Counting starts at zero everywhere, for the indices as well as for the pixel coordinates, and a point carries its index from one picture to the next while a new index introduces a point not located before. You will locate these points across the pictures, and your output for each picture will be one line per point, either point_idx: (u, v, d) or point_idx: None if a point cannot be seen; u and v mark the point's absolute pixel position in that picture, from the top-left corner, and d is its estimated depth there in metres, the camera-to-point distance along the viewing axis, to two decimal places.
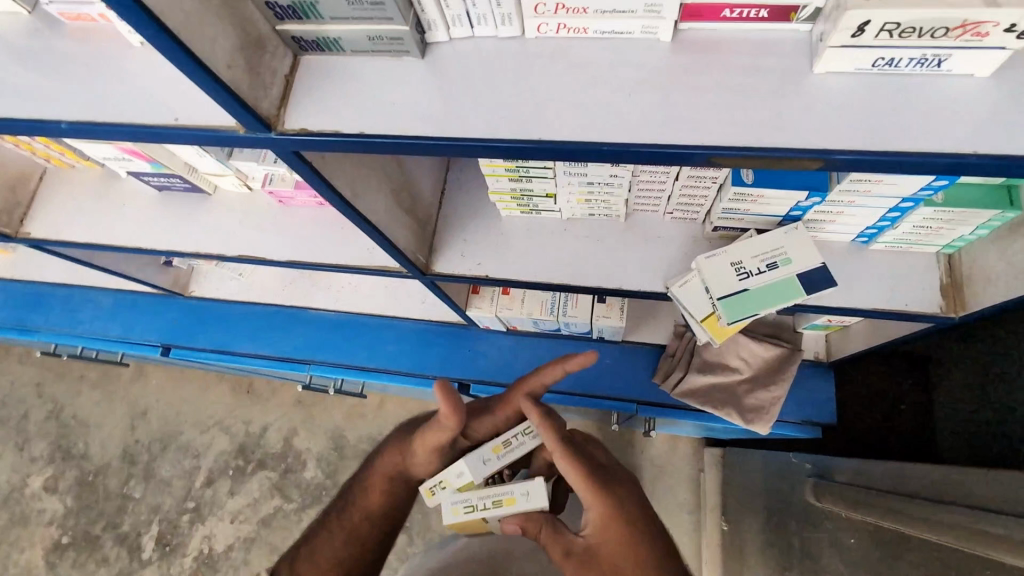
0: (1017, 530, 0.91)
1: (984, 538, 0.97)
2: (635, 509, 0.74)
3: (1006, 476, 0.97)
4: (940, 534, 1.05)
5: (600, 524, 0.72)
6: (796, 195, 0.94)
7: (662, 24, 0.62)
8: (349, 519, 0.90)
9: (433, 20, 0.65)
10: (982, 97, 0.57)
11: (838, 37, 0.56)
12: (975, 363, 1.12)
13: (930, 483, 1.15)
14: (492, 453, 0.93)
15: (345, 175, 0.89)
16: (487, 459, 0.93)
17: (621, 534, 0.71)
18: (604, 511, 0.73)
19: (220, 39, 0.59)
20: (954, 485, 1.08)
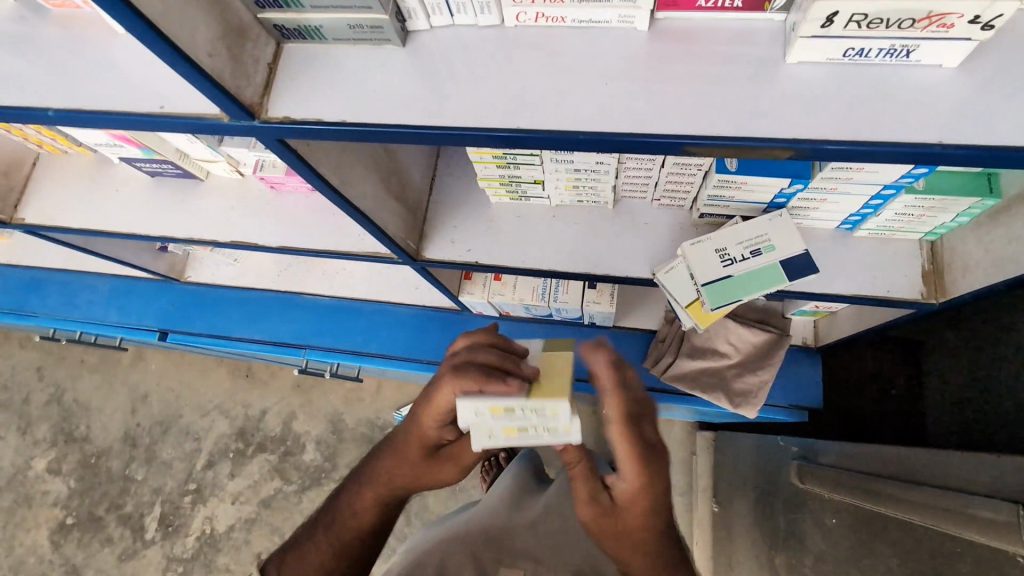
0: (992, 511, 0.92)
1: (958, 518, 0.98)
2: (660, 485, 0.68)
3: (979, 461, 1.00)
4: (919, 515, 1.07)
5: (630, 493, 0.68)
6: (779, 183, 0.95)
7: (638, 14, 0.63)
8: (330, 541, 0.75)
9: (413, 9, 0.65)
10: (946, 87, 0.58)
11: (808, 28, 0.57)
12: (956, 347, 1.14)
13: (911, 465, 1.18)
14: (492, 411, 0.71)
15: (333, 163, 0.89)
16: (483, 414, 0.71)
17: (641, 507, 0.68)
18: (641, 498, 0.68)
19: (200, 27, 0.59)
20: (935, 468, 1.10)
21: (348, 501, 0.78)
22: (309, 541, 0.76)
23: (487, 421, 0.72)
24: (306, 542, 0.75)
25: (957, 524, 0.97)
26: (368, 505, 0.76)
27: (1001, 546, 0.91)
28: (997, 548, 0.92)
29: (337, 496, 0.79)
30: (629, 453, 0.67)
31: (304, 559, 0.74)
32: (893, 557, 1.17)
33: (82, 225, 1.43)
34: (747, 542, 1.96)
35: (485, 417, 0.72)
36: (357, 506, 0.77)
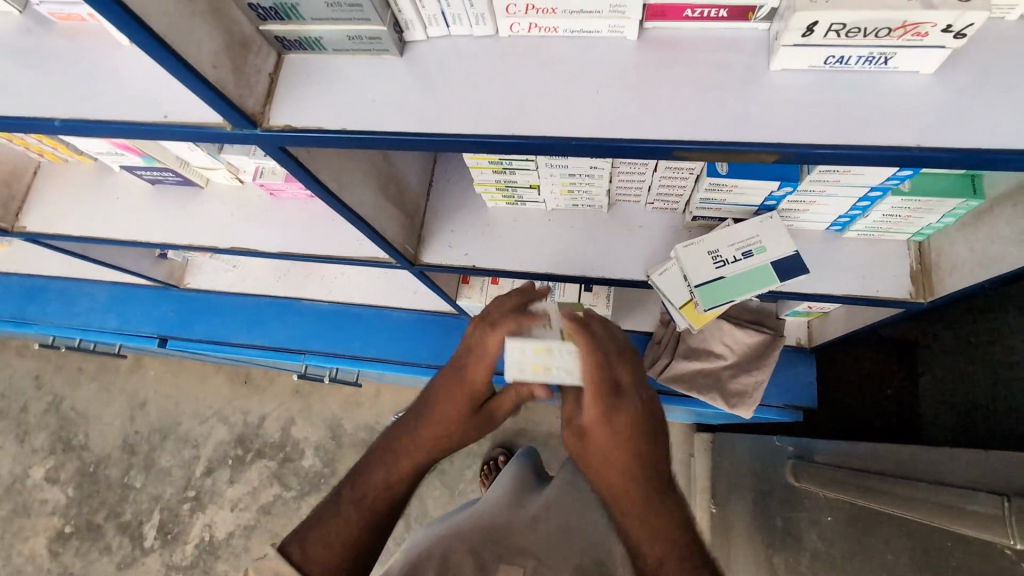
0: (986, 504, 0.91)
1: (952, 513, 0.96)
2: (626, 422, 0.71)
3: (972, 457, 1.00)
4: (912, 509, 1.06)
5: (595, 423, 0.72)
6: (768, 186, 0.97)
7: (627, 24, 0.65)
8: (363, 516, 0.70)
9: (410, 20, 0.67)
10: (923, 93, 0.61)
11: (789, 37, 0.59)
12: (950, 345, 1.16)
13: (903, 460, 1.19)
14: (535, 352, 0.77)
15: (333, 169, 0.91)
16: (525, 348, 0.77)
17: (607, 438, 0.71)
18: (606, 429, 0.71)
19: (204, 40, 0.61)
20: (928, 465, 1.11)
21: (382, 472, 0.73)
22: (337, 514, 0.69)
23: (527, 363, 0.78)
24: (335, 516, 0.69)
25: (950, 518, 0.96)
26: (405, 474, 0.74)
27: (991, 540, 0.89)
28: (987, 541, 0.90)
29: (362, 469, 0.74)
30: (595, 383, 0.73)
31: (338, 531, 0.68)
32: (888, 553, 1.17)
33: (83, 233, 1.45)
34: (745, 542, 1.97)
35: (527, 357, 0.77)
36: (393, 478, 0.73)
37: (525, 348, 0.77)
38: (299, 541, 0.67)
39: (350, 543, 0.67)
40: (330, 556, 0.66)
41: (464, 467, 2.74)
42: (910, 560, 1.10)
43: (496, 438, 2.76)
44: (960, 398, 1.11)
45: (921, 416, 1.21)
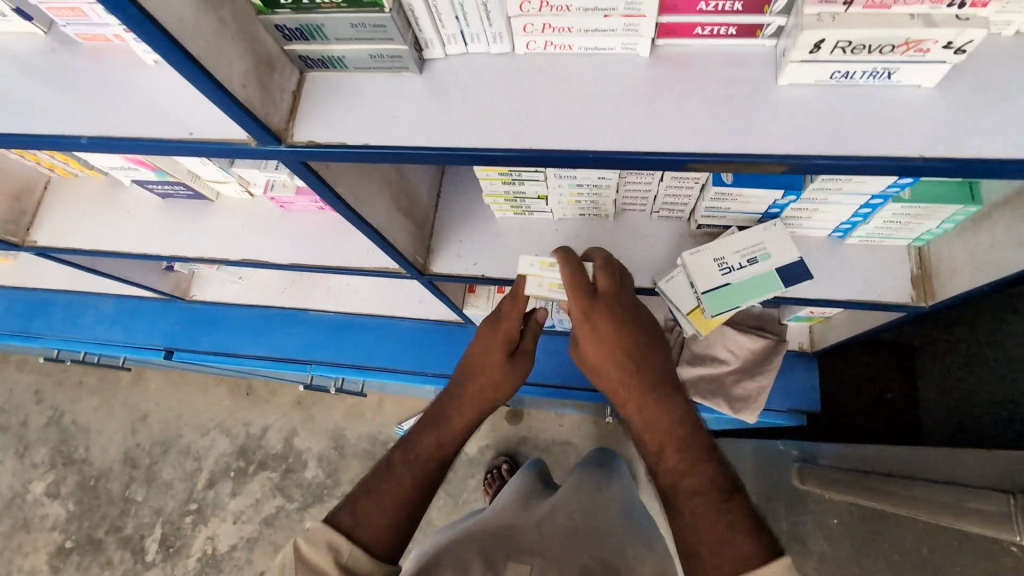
0: (990, 503, 0.91)
1: (960, 512, 0.96)
2: (605, 328, 0.88)
3: (992, 459, 1.00)
4: (917, 509, 1.06)
5: (583, 334, 0.90)
6: (773, 194, 0.99)
7: (640, 42, 0.68)
8: (411, 477, 0.85)
9: (430, 39, 0.69)
10: (925, 106, 0.63)
11: (797, 53, 0.61)
12: None
13: (910, 463, 1.19)
14: (540, 264, 1.01)
15: (349, 182, 0.93)
16: (535, 264, 1.01)
17: (593, 342, 0.89)
18: (592, 337, 0.89)
19: (236, 60, 0.62)
20: (936, 468, 1.11)
21: (429, 436, 0.91)
22: (389, 478, 0.85)
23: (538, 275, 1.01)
24: (386, 480, 0.84)
25: (957, 517, 0.96)
26: (451, 431, 0.93)
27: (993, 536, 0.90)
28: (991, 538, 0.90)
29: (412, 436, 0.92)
30: (575, 301, 0.89)
31: (385, 493, 0.82)
32: (893, 552, 1.19)
33: (94, 248, 1.46)
34: None
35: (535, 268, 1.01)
36: (437, 439, 0.92)
37: (532, 259, 1.01)
38: (353, 503, 0.81)
39: (400, 500, 0.82)
40: (379, 514, 0.79)
41: (467, 476, 2.74)
42: (918, 562, 1.11)
43: (499, 447, 2.77)
44: None
45: None
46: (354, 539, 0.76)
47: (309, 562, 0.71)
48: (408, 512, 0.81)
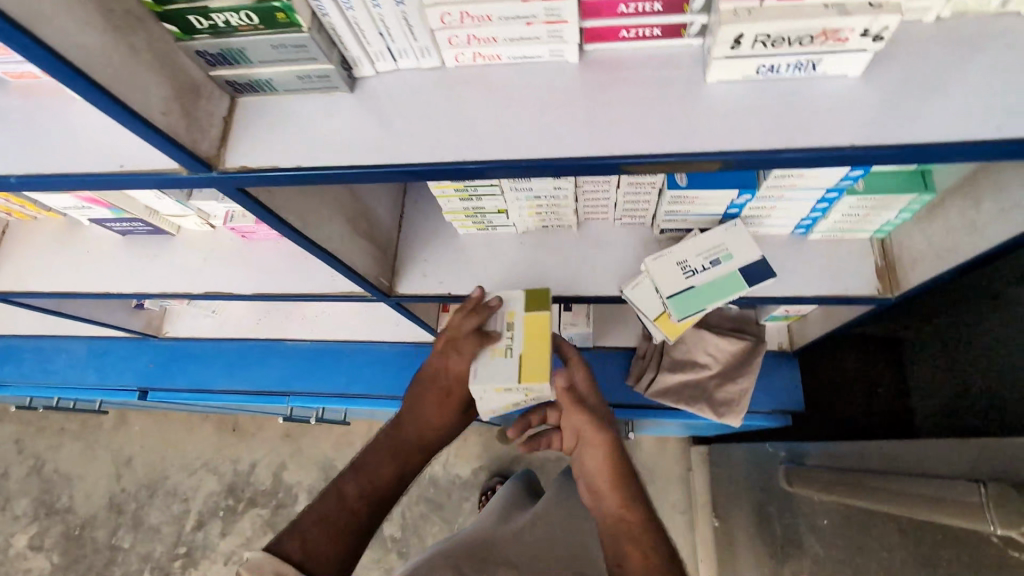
0: (947, 491, 0.89)
1: (927, 504, 0.92)
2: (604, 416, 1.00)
3: (955, 448, 0.96)
4: (887, 503, 1.03)
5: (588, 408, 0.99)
6: (728, 194, 0.99)
7: (566, 48, 0.67)
8: (363, 506, 0.85)
9: (357, 57, 0.69)
10: (853, 94, 0.63)
11: (720, 49, 0.61)
12: (956, 338, 1.05)
13: (884, 458, 1.17)
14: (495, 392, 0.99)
15: (295, 207, 0.91)
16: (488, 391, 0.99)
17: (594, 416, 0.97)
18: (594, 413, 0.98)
19: (152, 87, 0.61)
20: (907, 459, 1.09)
21: (387, 466, 0.92)
22: (342, 507, 0.84)
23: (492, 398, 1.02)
24: (339, 509, 0.83)
25: (922, 507, 0.93)
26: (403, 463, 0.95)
27: (961, 524, 0.86)
28: (960, 527, 0.86)
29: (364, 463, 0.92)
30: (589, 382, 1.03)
31: (339, 521, 0.82)
32: (883, 551, 1.14)
33: (53, 289, 1.43)
34: (752, 552, 1.94)
35: (489, 394, 1.00)
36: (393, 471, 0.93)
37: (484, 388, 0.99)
38: (302, 531, 0.79)
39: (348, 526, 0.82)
40: (331, 538, 0.79)
41: (462, 500, 2.69)
42: (905, 558, 1.07)
43: (493, 467, 2.73)
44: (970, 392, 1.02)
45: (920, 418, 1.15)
46: (305, 567, 0.74)
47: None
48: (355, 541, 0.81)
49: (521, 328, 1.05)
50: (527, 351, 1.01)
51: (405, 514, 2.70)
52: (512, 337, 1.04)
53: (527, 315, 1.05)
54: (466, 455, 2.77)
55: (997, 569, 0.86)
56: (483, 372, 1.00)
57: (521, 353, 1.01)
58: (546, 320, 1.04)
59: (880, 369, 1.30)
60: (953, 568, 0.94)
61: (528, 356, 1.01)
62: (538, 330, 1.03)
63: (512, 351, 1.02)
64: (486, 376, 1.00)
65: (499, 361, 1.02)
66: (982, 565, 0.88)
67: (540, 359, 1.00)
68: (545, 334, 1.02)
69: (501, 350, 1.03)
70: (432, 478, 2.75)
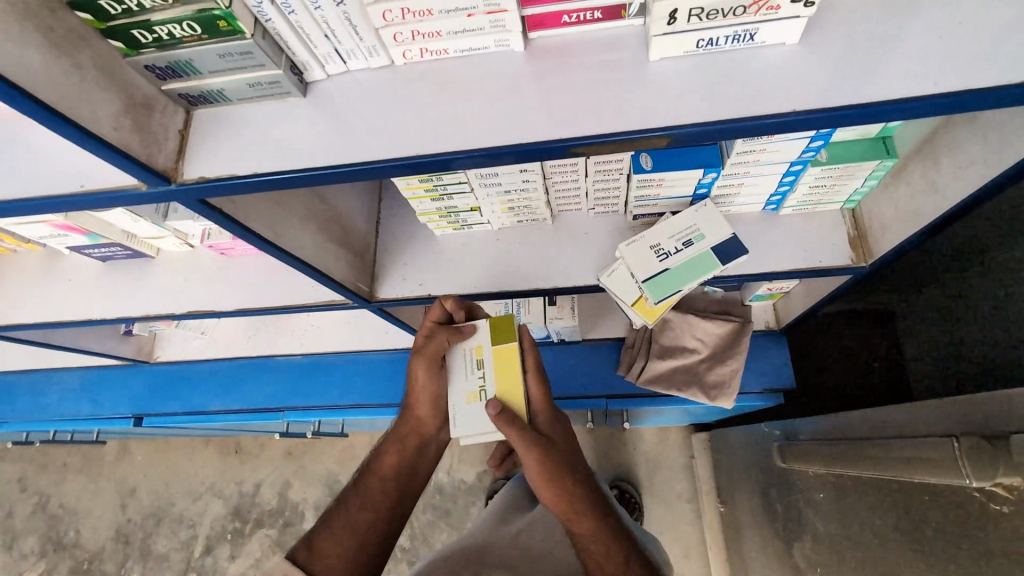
0: (925, 449, 0.89)
1: (909, 465, 0.92)
2: (558, 430, 0.92)
3: (933, 405, 0.96)
4: (873, 468, 1.03)
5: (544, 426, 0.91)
6: (694, 174, 1.00)
7: (511, 37, 0.68)
8: (361, 500, 0.86)
9: (306, 61, 0.70)
10: (793, 61, 0.64)
11: (657, 27, 0.62)
12: (920, 293, 1.02)
13: (869, 425, 1.17)
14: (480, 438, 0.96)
15: (262, 217, 0.92)
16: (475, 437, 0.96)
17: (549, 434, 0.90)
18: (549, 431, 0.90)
19: (101, 104, 0.62)
20: (890, 424, 1.09)
21: (389, 456, 0.93)
22: (344, 505, 0.86)
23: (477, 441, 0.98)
24: (341, 507, 0.86)
25: (905, 468, 0.93)
26: (416, 462, 0.95)
27: (940, 481, 0.86)
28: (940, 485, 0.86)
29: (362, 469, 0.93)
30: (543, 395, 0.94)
31: (342, 515, 0.84)
32: (876, 518, 1.14)
33: (37, 320, 1.43)
34: (757, 534, 1.94)
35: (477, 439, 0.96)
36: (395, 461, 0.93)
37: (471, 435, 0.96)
38: (309, 537, 0.82)
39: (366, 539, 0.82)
40: (332, 534, 0.81)
41: (469, 504, 2.69)
42: (896, 523, 1.07)
43: None
44: (936, 347, 0.98)
45: (893, 379, 1.12)
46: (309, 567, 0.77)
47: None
48: (375, 547, 0.82)
49: (490, 363, 0.99)
50: (503, 388, 0.96)
51: (412, 523, 2.69)
52: (483, 377, 0.98)
53: (494, 348, 0.99)
54: (469, 460, 2.76)
55: (982, 525, 0.86)
56: (465, 421, 0.96)
57: (495, 393, 0.96)
58: (514, 351, 0.98)
59: (856, 336, 1.27)
60: (941, 527, 0.94)
61: (502, 393, 0.96)
62: (508, 365, 0.97)
63: (485, 393, 0.97)
64: (465, 423, 0.96)
65: (475, 405, 0.96)
66: (969, 522, 0.88)
67: (513, 390, 0.95)
68: (516, 366, 0.97)
69: (476, 393, 0.97)
70: (438, 485, 2.74)
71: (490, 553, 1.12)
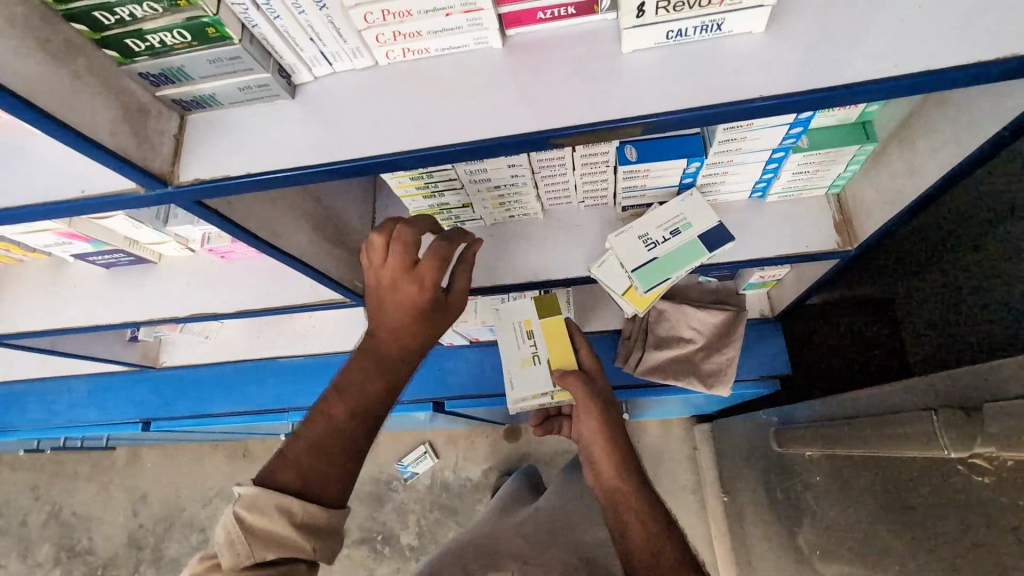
0: (909, 424, 0.91)
1: (896, 441, 0.94)
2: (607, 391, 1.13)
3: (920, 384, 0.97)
4: (862, 446, 1.04)
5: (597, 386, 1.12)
6: (678, 163, 1.01)
7: (489, 34, 0.71)
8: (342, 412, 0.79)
9: (293, 64, 0.73)
10: (761, 48, 0.66)
11: (626, 19, 0.65)
12: None
13: (857, 403, 1.19)
14: (532, 397, 1.20)
15: (258, 218, 0.95)
16: (527, 399, 1.20)
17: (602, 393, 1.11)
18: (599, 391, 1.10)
19: (98, 110, 0.64)
20: (876, 402, 1.11)
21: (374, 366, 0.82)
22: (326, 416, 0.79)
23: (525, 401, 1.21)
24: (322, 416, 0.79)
25: (892, 445, 0.95)
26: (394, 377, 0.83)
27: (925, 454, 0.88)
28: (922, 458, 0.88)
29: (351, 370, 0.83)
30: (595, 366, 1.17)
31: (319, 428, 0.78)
32: (867, 497, 1.17)
33: (45, 328, 1.46)
34: (759, 521, 1.96)
35: (526, 398, 1.20)
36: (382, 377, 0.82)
37: (523, 396, 1.19)
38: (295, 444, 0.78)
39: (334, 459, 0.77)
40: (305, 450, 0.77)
41: (475, 502, 2.71)
42: (886, 500, 1.09)
43: (503, 466, 2.74)
44: None
45: None
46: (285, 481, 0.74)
47: (260, 530, 0.69)
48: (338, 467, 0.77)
49: (539, 333, 1.22)
50: (553, 356, 1.19)
51: (419, 521, 2.72)
52: (534, 344, 1.21)
53: (542, 323, 1.22)
54: (474, 458, 2.79)
55: (967, 496, 0.87)
56: (520, 381, 1.19)
57: (547, 356, 1.19)
58: (561, 323, 1.21)
59: None
60: (928, 501, 0.96)
61: (553, 357, 1.19)
62: (555, 334, 1.20)
63: (539, 356, 1.20)
64: (521, 383, 1.19)
65: (530, 368, 1.20)
66: (952, 492, 0.90)
67: (565, 356, 1.18)
68: (564, 334, 1.19)
69: (530, 358, 1.21)
70: (444, 483, 2.77)
71: (492, 542, 1.15)
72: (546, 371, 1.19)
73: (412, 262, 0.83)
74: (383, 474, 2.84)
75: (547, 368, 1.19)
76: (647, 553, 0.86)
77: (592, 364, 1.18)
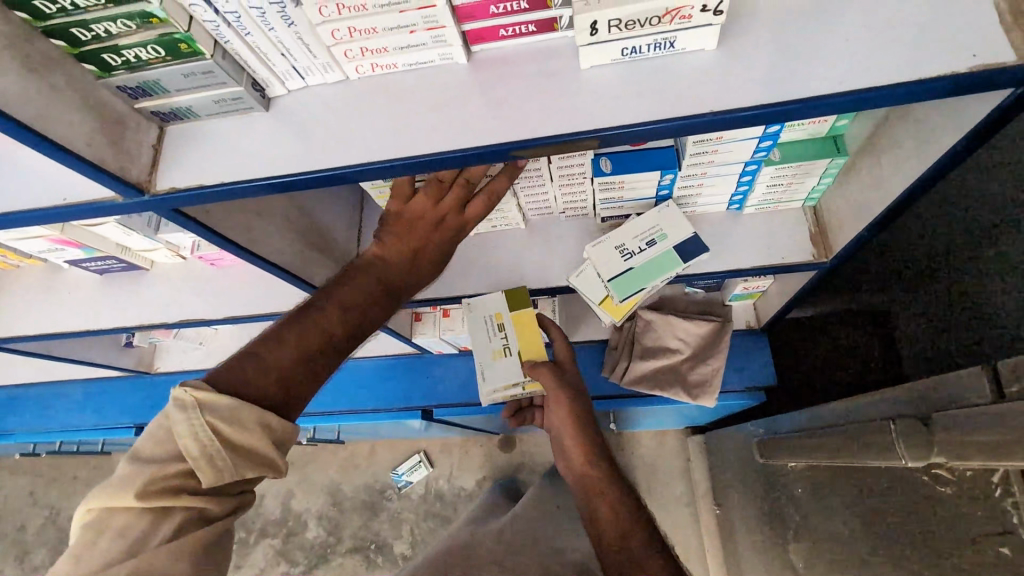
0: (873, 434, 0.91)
1: (862, 450, 0.94)
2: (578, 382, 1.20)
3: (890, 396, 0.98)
4: (833, 456, 1.05)
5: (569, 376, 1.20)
6: (653, 175, 1.03)
7: (453, 50, 0.74)
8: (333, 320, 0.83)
9: (266, 78, 0.76)
10: (714, 64, 0.68)
11: (581, 37, 0.67)
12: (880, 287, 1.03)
13: (834, 413, 1.19)
14: (504, 387, 1.26)
15: (241, 226, 0.97)
16: (498, 389, 1.26)
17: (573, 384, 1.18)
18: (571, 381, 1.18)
19: (77, 121, 0.67)
20: (850, 413, 1.12)
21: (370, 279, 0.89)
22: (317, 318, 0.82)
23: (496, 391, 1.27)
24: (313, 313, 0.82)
25: (859, 454, 0.95)
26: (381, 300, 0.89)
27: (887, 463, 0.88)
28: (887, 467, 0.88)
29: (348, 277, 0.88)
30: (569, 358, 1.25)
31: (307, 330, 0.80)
32: (846, 510, 1.16)
33: (38, 332, 1.49)
34: (750, 535, 1.95)
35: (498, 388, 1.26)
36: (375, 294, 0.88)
37: (495, 386, 1.25)
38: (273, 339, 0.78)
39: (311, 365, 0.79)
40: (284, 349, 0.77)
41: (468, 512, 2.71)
42: (861, 511, 1.09)
43: (496, 476, 2.74)
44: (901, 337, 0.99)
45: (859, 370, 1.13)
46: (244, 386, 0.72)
47: (237, 442, 0.67)
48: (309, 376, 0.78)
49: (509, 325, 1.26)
50: (522, 346, 1.26)
51: (412, 530, 2.71)
52: (505, 337, 1.27)
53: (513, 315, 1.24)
54: (468, 467, 2.79)
55: (933, 507, 0.87)
56: (492, 372, 1.25)
57: (517, 348, 1.26)
58: (530, 315, 1.25)
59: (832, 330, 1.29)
60: (899, 512, 0.96)
61: (523, 348, 1.26)
62: (526, 327, 1.26)
63: (510, 348, 1.27)
64: (493, 375, 1.25)
65: (501, 360, 1.26)
66: (920, 503, 0.90)
67: (534, 345, 1.26)
68: (534, 325, 1.26)
69: (501, 351, 1.27)
70: (437, 492, 2.77)
71: (469, 549, 1.16)
72: (515, 362, 1.26)
73: (461, 206, 0.94)
74: (377, 482, 2.84)
75: (518, 359, 1.26)
76: (618, 534, 0.87)
77: (564, 356, 1.26)
